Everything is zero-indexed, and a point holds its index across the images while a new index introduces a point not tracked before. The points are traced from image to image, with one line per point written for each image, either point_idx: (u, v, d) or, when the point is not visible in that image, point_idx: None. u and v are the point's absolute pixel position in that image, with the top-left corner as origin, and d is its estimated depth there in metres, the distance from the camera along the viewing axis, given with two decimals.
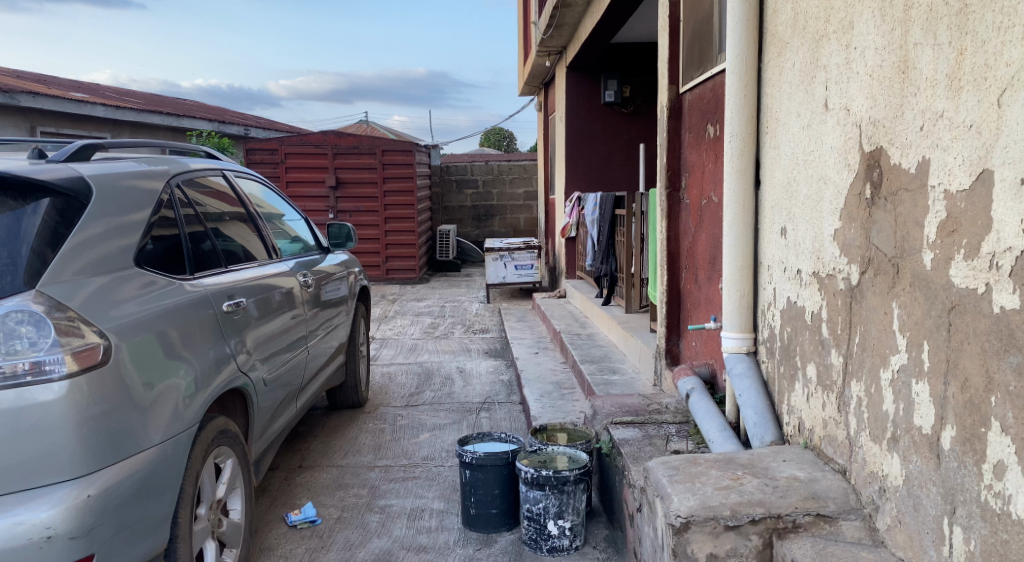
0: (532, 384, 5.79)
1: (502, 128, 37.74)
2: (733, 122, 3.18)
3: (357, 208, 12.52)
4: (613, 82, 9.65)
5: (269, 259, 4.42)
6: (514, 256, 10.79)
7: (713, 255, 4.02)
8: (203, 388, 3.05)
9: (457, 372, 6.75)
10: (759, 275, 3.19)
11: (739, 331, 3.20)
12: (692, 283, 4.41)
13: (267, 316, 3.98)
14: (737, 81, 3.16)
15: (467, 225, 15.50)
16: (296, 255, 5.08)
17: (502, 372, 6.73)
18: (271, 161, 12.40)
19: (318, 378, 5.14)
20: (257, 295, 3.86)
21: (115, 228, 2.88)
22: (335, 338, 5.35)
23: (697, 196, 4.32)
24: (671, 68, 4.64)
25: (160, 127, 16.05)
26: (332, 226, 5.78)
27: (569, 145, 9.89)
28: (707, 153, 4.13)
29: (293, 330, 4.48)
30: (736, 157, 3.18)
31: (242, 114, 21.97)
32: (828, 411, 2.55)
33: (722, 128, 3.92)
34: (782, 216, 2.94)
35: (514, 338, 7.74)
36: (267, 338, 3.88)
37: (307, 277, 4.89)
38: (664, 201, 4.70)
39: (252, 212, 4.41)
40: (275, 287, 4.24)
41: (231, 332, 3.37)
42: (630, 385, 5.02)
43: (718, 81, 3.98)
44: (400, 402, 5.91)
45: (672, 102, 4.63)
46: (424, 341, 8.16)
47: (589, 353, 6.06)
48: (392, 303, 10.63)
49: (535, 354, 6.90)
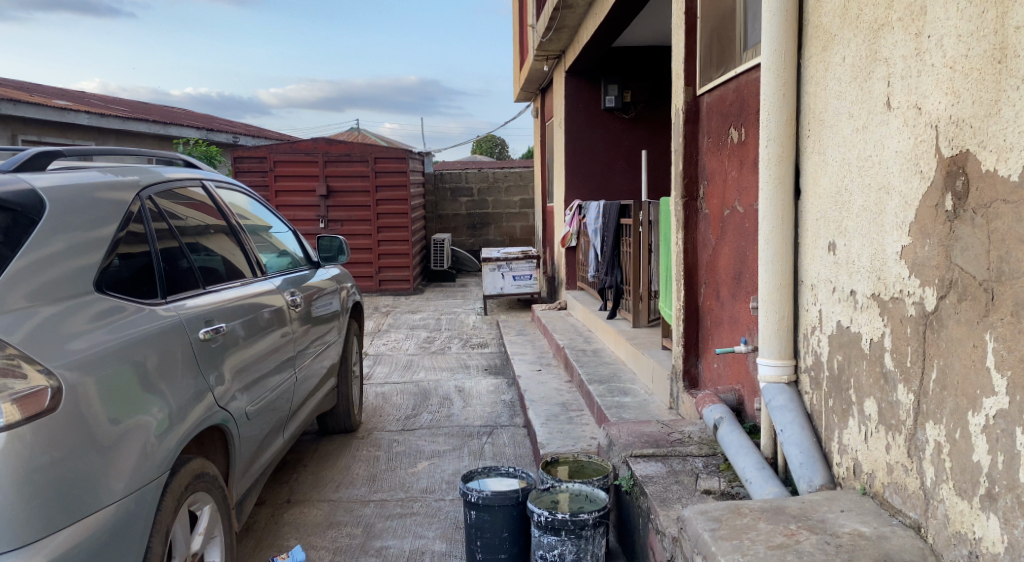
0: (537, 405, 5.45)
1: (494, 136, 37.57)
2: (770, 124, 2.86)
3: (348, 217, 12.16)
4: (613, 86, 9.38)
5: (254, 276, 4.06)
6: (513, 266, 10.46)
7: (738, 270, 3.69)
8: (176, 429, 2.69)
9: (456, 391, 6.41)
10: (800, 295, 2.86)
11: (778, 358, 2.87)
12: (712, 300, 4.10)
13: (253, 338, 3.63)
14: (775, 79, 2.83)
15: (462, 233, 15.16)
16: (284, 271, 4.73)
17: (503, 391, 6.39)
18: (260, 169, 12.02)
19: (309, 402, 4.80)
20: (241, 315, 3.52)
21: (72, 247, 2.53)
22: (327, 357, 5.00)
23: (718, 206, 3.99)
24: (687, 69, 4.32)
25: (147, 134, 15.67)
26: (322, 238, 5.43)
27: (569, 151, 9.57)
28: (730, 159, 3.81)
29: (282, 352, 4.14)
30: (774, 163, 2.85)
31: (232, 122, 21.62)
32: (893, 455, 2.22)
33: (747, 132, 3.60)
34: (830, 229, 2.61)
35: (514, 354, 7.40)
36: (252, 364, 3.53)
37: (296, 294, 4.54)
38: (679, 210, 4.38)
39: (235, 225, 4.05)
40: (262, 306, 3.89)
41: (210, 361, 3.02)
42: (643, 408, 4.69)
43: (742, 81, 3.66)
44: (396, 425, 5.56)
45: (689, 105, 4.31)
46: (420, 356, 7.81)
47: (597, 372, 5.73)
48: (386, 315, 10.28)
49: (538, 371, 6.56)
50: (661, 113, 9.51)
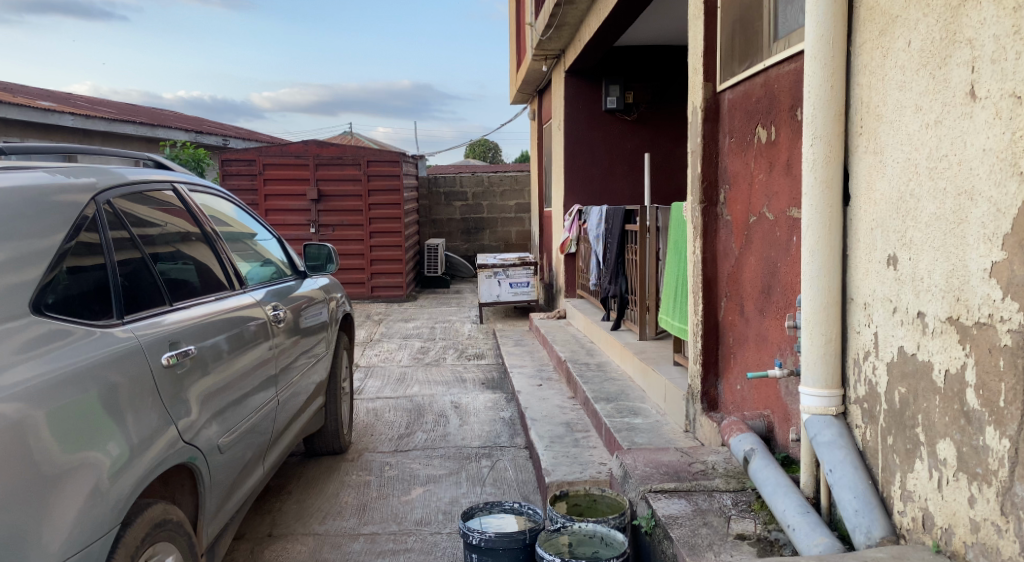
0: (539, 424, 5.09)
1: (487, 141, 37.26)
2: (815, 120, 2.50)
3: (340, 222, 11.78)
4: (615, 87, 9.07)
5: (232, 288, 3.69)
6: (510, 273, 10.10)
7: (770, 283, 3.35)
8: (131, 472, 2.33)
9: (451, 407, 6.04)
10: (850, 314, 2.51)
11: (825, 387, 2.52)
12: (735, 315, 3.78)
13: (231, 356, 3.26)
14: (822, 69, 2.48)
15: (456, 238, 14.78)
16: (267, 282, 4.37)
17: (502, 407, 6.03)
18: (248, 172, 11.63)
19: (297, 420, 4.45)
20: (216, 332, 3.15)
21: (10, 260, 2.17)
22: (314, 374, 4.64)
23: (744, 212, 3.65)
24: (705, 64, 3.98)
25: (134, 136, 15.27)
26: (309, 245, 5.03)
27: (569, 155, 9.23)
28: (759, 160, 3.46)
29: (266, 369, 3.78)
30: (820, 165, 2.50)
31: (222, 123, 21.21)
32: (980, 510, 1.88)
33: (779, 130, 3.26)
34: (890, 240, 2.26)
35: (512, 366, 7.03)
36: (228, 386, 3.16)
37: (280, 309, 4.14)
38: (697, 217, 4.05)
39: (209, 231, 3.67)
40: (243, 321, 3.52)
41: (175, 389, 2.65)
42: (656, 431, 4.34)
43: (772, 74, 3.32)
44: (388, 446, 5.18)
45: (708, 103, 3.97)
46: (414, 368, 7.44)
47: (603, 388, 5.38)
48: (378, 324, 9.91)
49: (538, 386, 6.20)
50: (664, 115, 9.17)
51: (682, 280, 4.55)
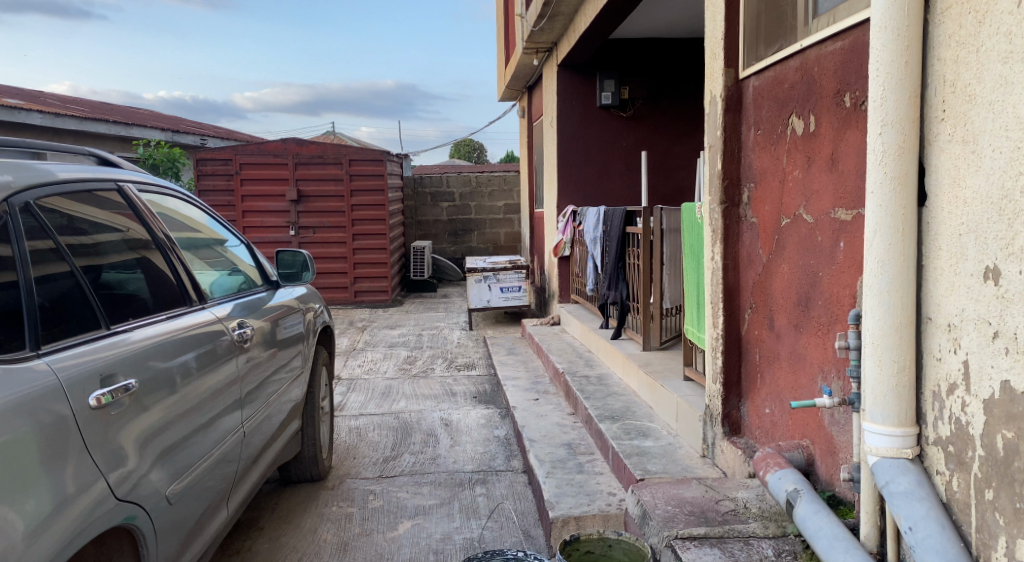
0: (539, 446, 4.64)
1: (472, 141, 36.86)
2: (885, 103, 2.08)
3: (322, 224, 11.30)
4: (610, 82, 8.65)
5: (193, 302, 3.23)
6: (500, 277, 9.66)
7: (809, 295, 2.94)
8: (45, 541, 1.91)
9: (441, 425, 5.59)
10: (927, 337, 2.08)
11: (897, 426, 2.09)
12: (763, 329, 3.36)
13: (191, 381, 2.84)
14: (893, 41, 2.05)
15: (443, 240, 14.32)
16: (236, 294, 3.90)
17: (496, 424, 5.58)
18: (224, 172, 11.12)
19: (277, 439, 4.06)
20: (170, 356, 2.71)
21: None
22: (291, 395, 4.18)
23: (775, 214, 3.23)
24: (726, 47, 3.55)
25: (107, 135, 14.71)
26: (283, 252, 4.54)
27: (562, 153, 8.79)
28: (795, 154, 3.04)
29: (238, 387, 3.37)
30: (891, 157, 2.08)
31: (201, 123, 20.63)
32: None
33: (822, 118, 2.84)
34: (988, 247, 1.84)
35: (505, 378, 6.59)
36: (187, 415, 2.75)
37: (246, 326, 3.60)
38: (717, 219, 3.63)
39: (161, 238, 3.17)
40: (207, 339, 3.08)
41: (109, 432, 2.23)
42: (670, 457, 3.91)
43: (810, 56, 2.91)
44: (373, 471, 4.72)
45: (730, 92, 3.55)
46: (400, 381, 6.98)
47: (607, 405, 4.94)
48: (362, 331, 9.43)
49: (535, 400, 5.77)
50: (660, 111, 8.78)
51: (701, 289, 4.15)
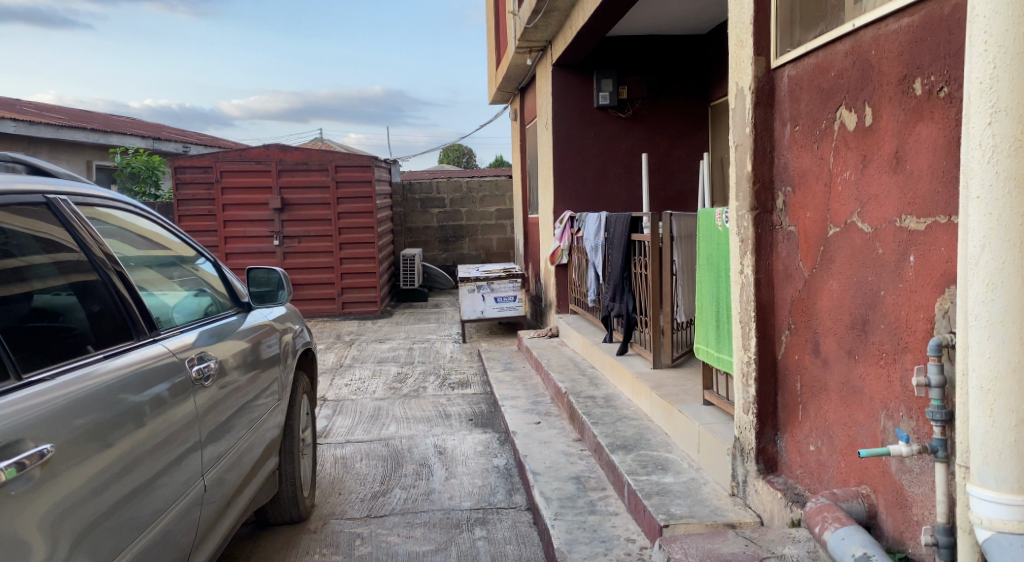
0: (543, 480, 4.20)
1: (460, 145, 36.52)
2: (995, 85, 1.73)
3: (307, 233, 10.81)
4: (608, 81, 8.23)
5: (147, 332, 2.79)
6: (494, 287, 9.21)
7: (867, 315, 2.51)
8: None
9: (435, 453, 5.13)
10: None
11: (1016, 493, 1.73)
12: (806, 354, 2.95)
13: (161, 413, 2.62)
14: (1008, 6, 1.70)
15: (433, 248, 13.84)
16: (202, 319, 3.45)
17: (494, 451, 5.13)
18: (205, 180, 10.64)
19: (256, 473, 3.63)
20: (140, 389, 2.51)
21: None
22: (268, 427, 3.75)
23: (820, 221, 2.81)
24: (756, 33, 3.12)
25: (84, 143, 14.18)
26: (256, 269, 4.04)
27: (558, 157, 8.35)
28: (846, 152, 2.62)
29: (215, 414, 3.09)
30: (1006, 152, 1.73)
31: (184, 131, 20.15)
32: None
33: (879, 110, 2.42)
34: None
35: (503, 398, 6.14)
36: (153, 452, 2.53)
37: (208, 360, 3.09)
38: (747, 228, 3.21)
39: (100, 260, 2.69)
40: (168, 372, 2.72)
41: (10, 514, 1.88)
42: (695, 497, 3.47)
43: (862, 39, 2.49)
44: (360, 510, 4.27)
45: (760, 84, 3.14)
46: (390, 402, 6.52)
47: (618, 432, 4.50)
48: (349, 346, 8.95)
49: (537, 425, 5.32)
50: (660, 110, 8.39)
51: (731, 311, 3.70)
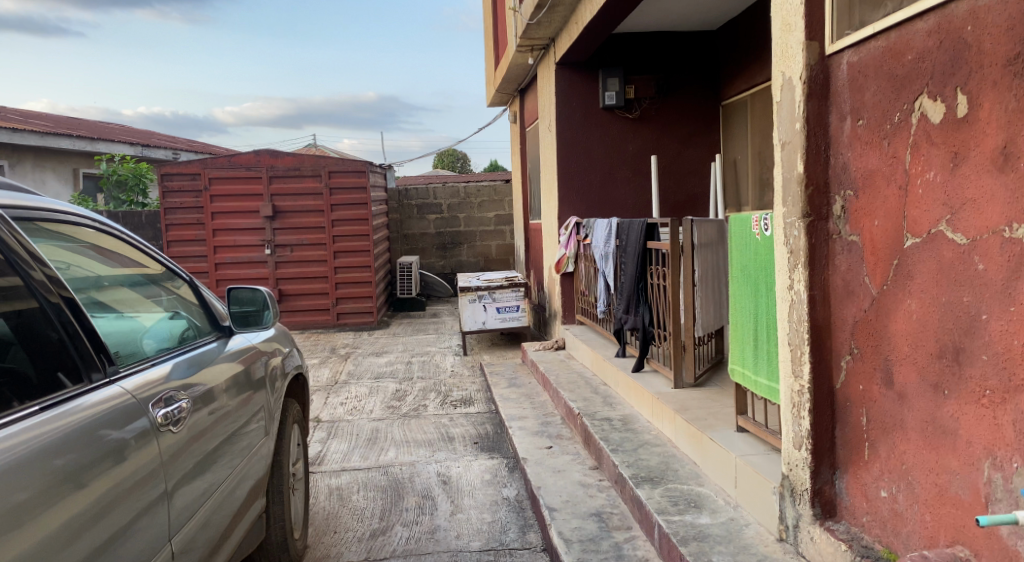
0: (561, 519, 3.79)
1: (455, 150, 36.13)
2: None
3: (299, 242, 10.39)
4: (614, 80, 7.85)
5: (99, 373, 2.35)
6: (496, 297, 8.79)
7: (962, 343, 2.11)
8: None
9: (439, 483, 4.71)
10: None
11: None
12: (874, 384, 2.54)
13: (116, 468, 2.19)
14: None
15: (431, 255, 13.42)
16: (177, 347, 3.05)
17: (503, 481, 4.72)
18: (193, 188, 10.21)
19: (243, 517, 3.19)
20: (100, 435, 2.16)
21: None
22: (254, 465, 3.31)
23: (893, 231, 2.41)
24: (808, 15, 2.72)
25: (70, 151, 13.74)
26: (238, 289, 3.61)
27: (563, 161, 7.96)
28: (931, 149, 2.22)
29: (202, 443, 2.77)
30: None
31: (174, 138, 19.74)
32: None
33: (979, 99, 2.03)
34: None
35: (510, 419, 5.73)
36: (129, 495, 2.22)
37: (177, 400, 2.64)
38: (799, 238, 2.82)
39: (40, 286, 2.25)
40: (123, 418, 2.28)
41: None
42: (739, 545, 3.06)
43: (954, 14, 2.11)
44: (358, 552, 3.84)
45: (813, 74, 2.74)
46: (388, 423, 6.09)
47: (641, 463, 4.10)
48: (345, 360, 8.52)
49: (549, 450, 4.91)
50: (669, 111, 8.01)
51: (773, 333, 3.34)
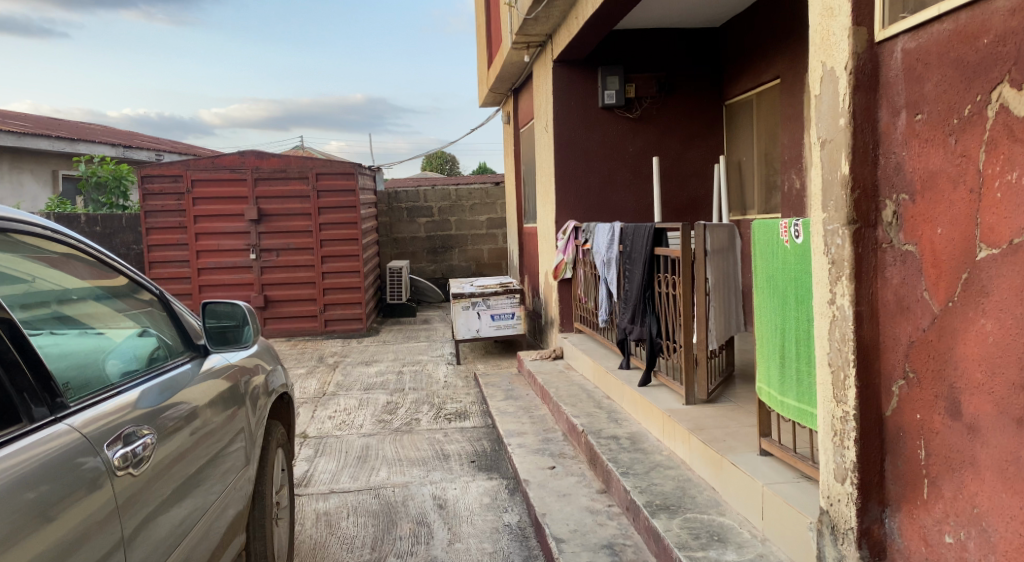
0: (570, 551, 3.48)
1: (444, 152, 35.80)
2: None
3: (285, 246, 10.03)
4: (613, 79, 7.56)
5: (38, 414, 2.02)
6: (491, 303, 8.47)
7: None
8: None
9: (434, 508, 4.39)
10: None
11: None
12: (937, 412, 2.24)
13: (55, 523, 1.85)
14: None
15: (421, 259, 13.09)
16: (145, 372, 2.72)
17: (504, 505, 4.40)
18: (174, 191, 9.85)
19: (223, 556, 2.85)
20: (31, 488, 1.83)
21: None
22: (234, 497, 2.97)
23: (962, 241, 2.13)
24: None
25: (48, 152, 13.34)
26: (214, 301, 3.27)
27: (560, 162, 7.66)
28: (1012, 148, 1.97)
29: (178, 471, 2.48)
30: None
31: (157, 139, 19.33)
32: None
33: None
34: None
35: (508, 435, 5.41)
36: (74, 553, 1.89)
37: (139, 436, 2.29)
38: (843, 248, 2.52)
39: None
40: (65, 462, 1.95)
41: None
42: None
43: None
44: None
45: (860, 63, 2.44)
46: (379, 439, 5.76)
47: (655, 488, 3.79)
48: (332, 370, 8.17)
49: (552, 471, 4.60)
50: (670, 111, 7.72)
51: (809, 350, 3.04)
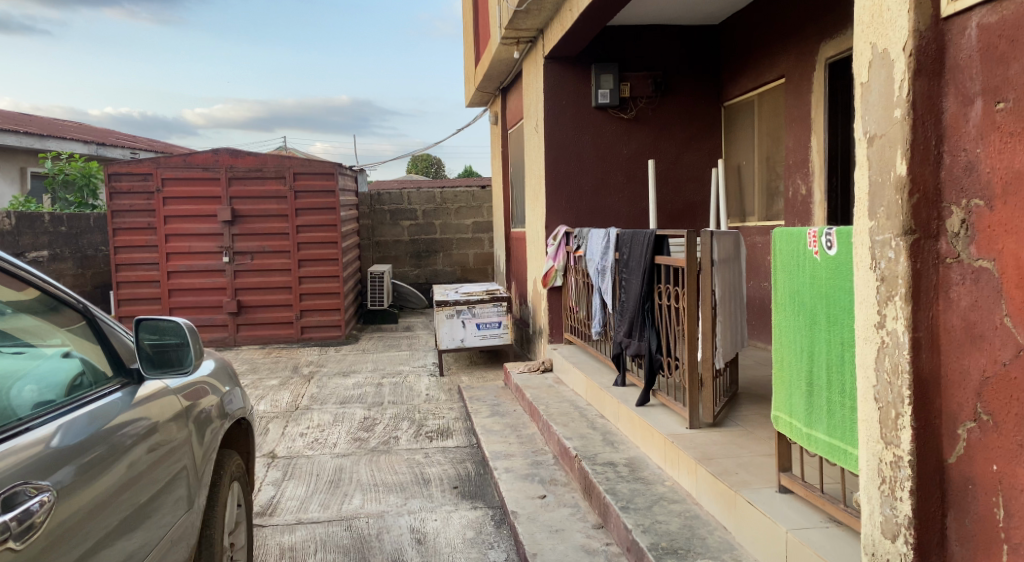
0: None
1: (428, 155, 35.31)
2: None
3: (261, 249, 9.57)
4: (608, 77, 7.16)
5: None
6: (476, 312, 8.04)
7: None
8: None
9: (413, 543, 3.96)
10: None
11: None
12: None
13: None
14: None
15: (404, 263, 12.64)
16: (65, 401, 2.29)
17: (489, 541, 3.98)
18: (143, 190, 9.35)
19: None
20: None
21: None
22: (181, 536, 2.61)
23: None
24: None
25: (15, 148, 12.78)
26: (149, 319, 2.75)
27: (551, 165, 7.25)
28: None
29: (99, 523, 2.12)
30: None
31: (132, 137, 18.81)
32: None
33: None
34: None
35: (494, 458, 4.99)
36: None
37: (34, 497, 1.90)
38: (898, 264, 2.13)
39: None
40: None
41: None
42: None
43: None
44: None
45: (922, 43, 2.05)
46: (354, 460, 5.32)
47: (661, 527, 3.39)
48: (307, 381, 7.71)
49: (542, 502, 4.19)
50: (667, 112, 7.33)
51: (843, 380, 2.64)
